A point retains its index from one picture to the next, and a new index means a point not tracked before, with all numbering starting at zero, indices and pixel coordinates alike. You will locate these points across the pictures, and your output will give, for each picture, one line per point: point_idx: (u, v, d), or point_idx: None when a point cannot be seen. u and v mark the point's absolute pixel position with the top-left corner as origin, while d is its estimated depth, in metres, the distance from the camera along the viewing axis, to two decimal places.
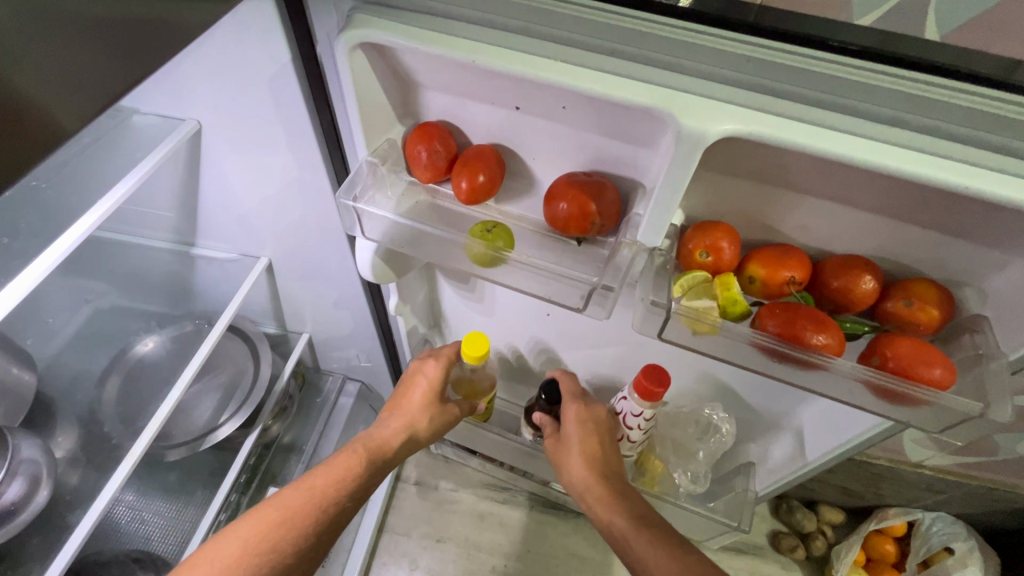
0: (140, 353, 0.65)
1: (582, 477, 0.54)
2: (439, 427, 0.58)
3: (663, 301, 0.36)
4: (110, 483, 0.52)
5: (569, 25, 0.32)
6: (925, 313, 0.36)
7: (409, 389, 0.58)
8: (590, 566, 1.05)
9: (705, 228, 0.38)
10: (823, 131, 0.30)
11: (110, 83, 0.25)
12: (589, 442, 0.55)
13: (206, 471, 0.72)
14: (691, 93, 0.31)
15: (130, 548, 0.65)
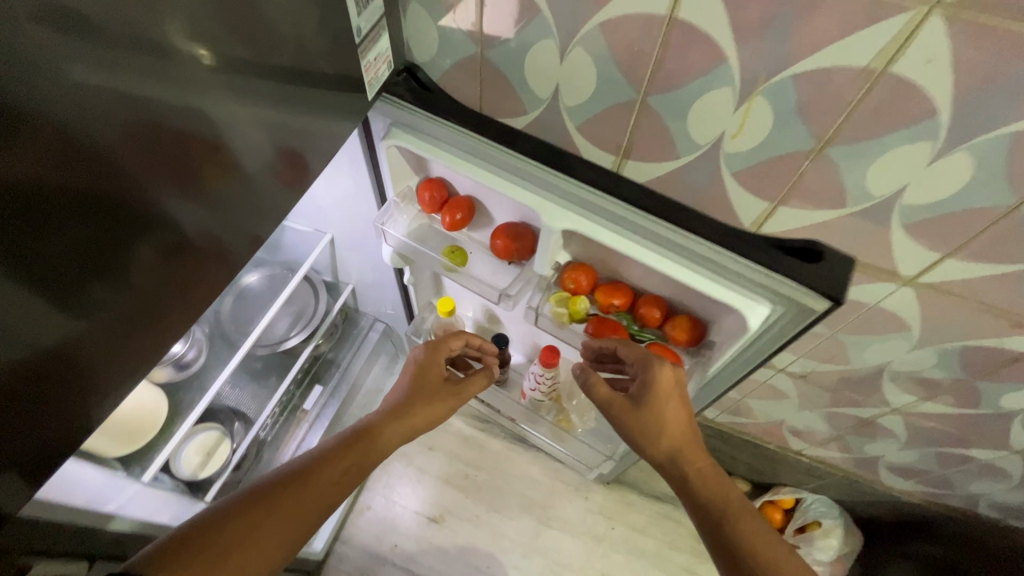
0: (246, 282, 0.98)
1: (675, 445, 0.62)
2: (441, 409, 0.78)
3: (537, 306, 0.69)
4: (232, 362, 0.87)
5: (496, 157, 0.63)
6: (679, 334, 0.64)
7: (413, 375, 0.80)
8: (539, 486, 1.39)
9: (575, 267, 0.67)
10: (612, 234, 0.59)
11: (259, 135, 0.53)
12: (670, 409, 0.63)
13: (278, 365, 1.06)
14: (552, 203, 0.61)
15: (229, 405, 1.00)
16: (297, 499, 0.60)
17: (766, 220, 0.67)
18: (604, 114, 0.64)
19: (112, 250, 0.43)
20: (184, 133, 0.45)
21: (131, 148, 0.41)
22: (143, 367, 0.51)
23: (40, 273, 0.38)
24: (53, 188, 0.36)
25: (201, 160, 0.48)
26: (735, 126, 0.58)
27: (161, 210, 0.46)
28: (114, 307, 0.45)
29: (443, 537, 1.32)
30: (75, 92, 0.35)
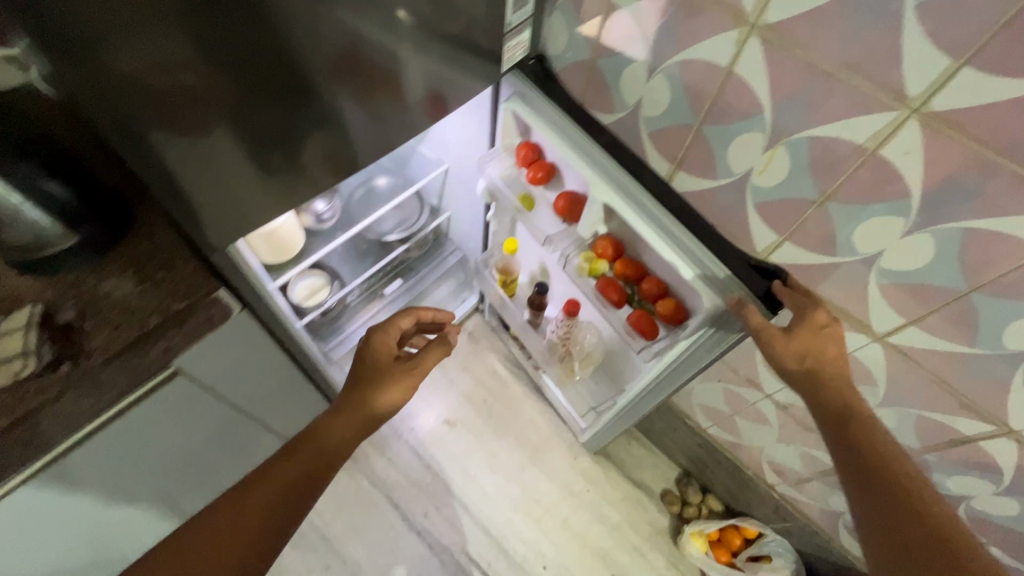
0: (377, 181, 1.26)
1: (819, 363, 0.72)
2: (397, 391, 0.84)
3: (567, 257, 0.96)
4: (348, 233, 1.16)
5: (576, 140, 0.86)
6: (662, 309, 0.89)
7: (362, 374, 0.86)
8: (539, 432, 1.61)
9: (607, 239, 0.93)
10: (636, 219, 0.81)
11: (427, 71, 0.78)
12: (819, 345, 0.72)
13: (376, 252, 1.35)
14: (602, 184, 0.84)
15: (333, 267, 1.31)
16: (247, 507, 0.71)
17: (774, 249, 0.82)
18: (669, 129, 0.82)
19: (269, 95, 0.61)
20: (337, 29, 0.62)
21: (342, 63, 0.65)
22: (268, 188, 0.71)
23: (267, 125, 0.64)
24: (244, 35, 0.53)
25: (380, 79, 0.72)
26: (761, 164, 0.74)
27: (342, 106, 0.70)
28: (295, 160, 0.71)
29: (450, 437, 1.59)
30: (326, 23, 0.60)
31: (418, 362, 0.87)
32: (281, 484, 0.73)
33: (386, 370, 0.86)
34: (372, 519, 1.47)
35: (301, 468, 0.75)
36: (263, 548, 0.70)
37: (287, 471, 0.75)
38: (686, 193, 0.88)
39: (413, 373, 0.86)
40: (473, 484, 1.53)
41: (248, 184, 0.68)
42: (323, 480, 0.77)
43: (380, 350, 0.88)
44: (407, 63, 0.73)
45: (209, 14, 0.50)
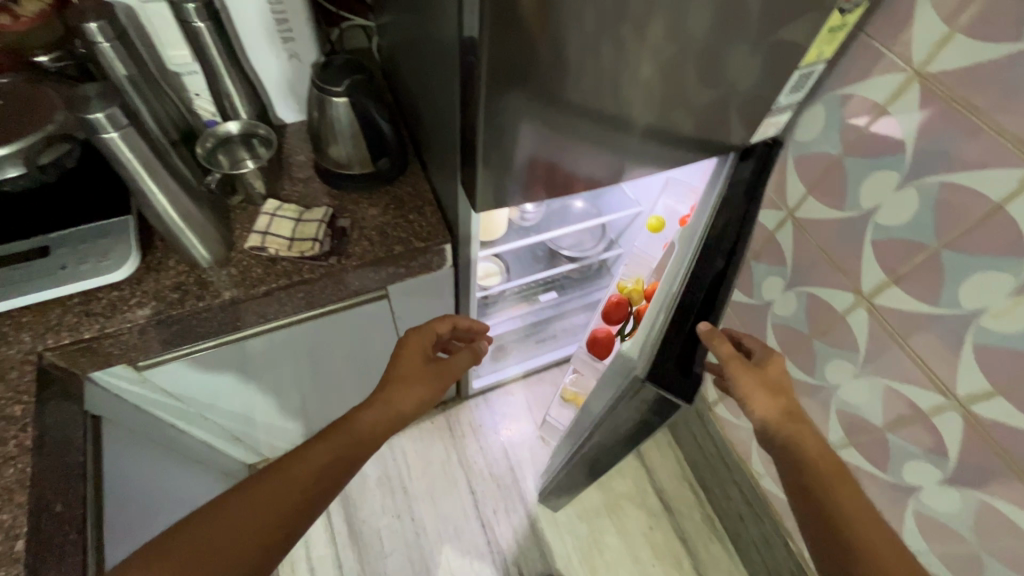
0: (573, 202, 1.38)
1: (775, 406, 0.70)
2: (425, 389, 0.78)
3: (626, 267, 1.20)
4: (539, 236, 1.28)
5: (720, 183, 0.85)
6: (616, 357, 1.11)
7: (398, 361, 0.80)
8: (626, 484, 1.59)
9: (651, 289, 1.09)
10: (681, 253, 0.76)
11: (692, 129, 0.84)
12: (772, 386, 0.72)
13: (547, 262, 1.47)
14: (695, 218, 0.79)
15: (507, 261, 1.45)
16: (263, 497, 0.62)
17: (978, 397, 0.79)
18: (903, 243, 0.81)
19: (534, 87, 0.64)
20: (614, 63, 0.66)
21: (607, 95, 0.70)
22: (494, 181, 0.77)
23: (523, 130, 0.70)
24: (531, 33, 0.58)
25: (638, 123, 0.77)
26: (1000, 309, 0.72)
27: (589, 135, 0.76)
28: (529, 169, 0.77)
29: (541, 452, 1.62)
30: (609, 58, 0.65)
31: (451, 365, 0.82)
32: (305, 473, 0.65)
33: (424, 361, 0.80)
34: (449, 492, 1.55)
35: (323, 459, 0.66)
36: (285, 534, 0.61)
37: (308, 461, 0.66)
38: (892, 309, 0.86)
39: (443, 374, 0.81)
40: (547, 504, 1.55)
41: (483, 177, 0.75)
42: (349, 471, 0.68)
43: (415, 344, 0.82)
44: (667, 115, 0.78)
45: (516, 22, 0.57)
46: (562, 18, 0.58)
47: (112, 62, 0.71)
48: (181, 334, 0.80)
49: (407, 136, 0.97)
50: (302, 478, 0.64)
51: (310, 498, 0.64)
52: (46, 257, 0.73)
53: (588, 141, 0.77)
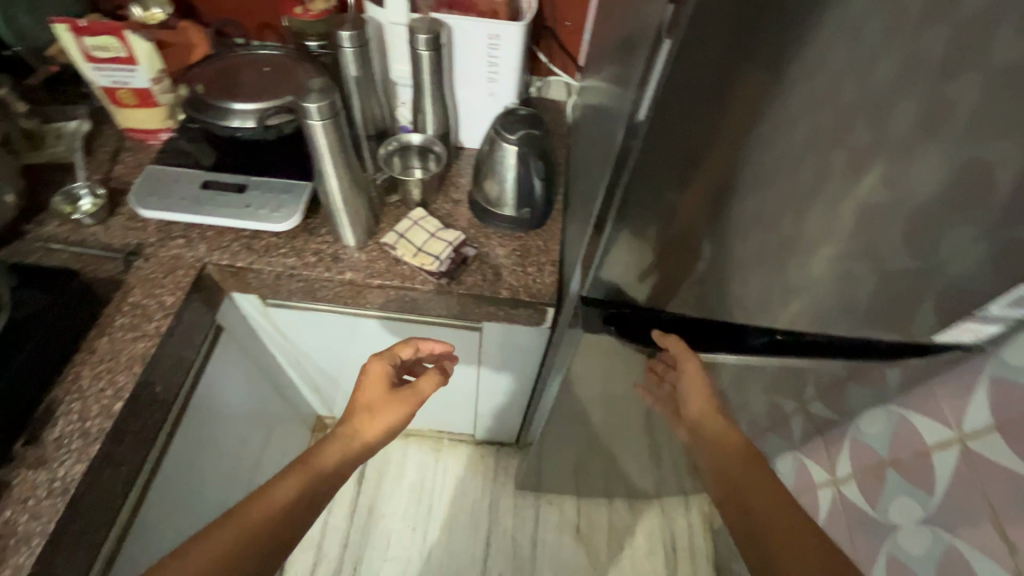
0: None
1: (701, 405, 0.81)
2: (388, 414, 0.81)
3: None
4: None
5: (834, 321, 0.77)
6: None
7: (363, 388, 0.83)
8: None
9: None
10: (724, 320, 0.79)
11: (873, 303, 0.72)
12: (697, 390, 0.81)
13: None
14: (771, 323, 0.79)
15: None
16: (231, 532, 0.63)
17: None
18: None
19: (680, 208, 0.61)
20: (795, 205, 0.59)
21: (775, 233, 0.63)
22: (622, 268, 0.74)
23: (668, 233, 0.66)
24: (705, 144, 0.54)
25: (807, 274, 0.68)
26: None
27: (744, 268, 0.68)
28: (661, 275, 0.72)
29: (571, 542, 1.50)
30: (788, 193, 0.58)
31: (410, 388, 0.84)
32: (277, 504, 0.66)
33: (390, 386, 0.84)
34: (470, 532, 1.51)
35: (296, 489, 0.69)
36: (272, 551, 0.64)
37: (276, 492, 0.68)
38: None
39: (407, 400, 0.83)
40: None
41: (612, 261, 0.73)
42: (322, 497, 0.71)
43: (381, 369, 0.85)
44: (845, 275, 0.68)
45: (691, 129, 0.53)
46: (733, 169, 0.56)
47: (349, 63, 0.86)
48: (304, 291, 0.91)
49: (562, 194, 1.00)
50: (272, 505, 0.66)
51: (293, 515, 0.67)
52: (241, 191, 0.90)
53: (741, 276, 0.69)
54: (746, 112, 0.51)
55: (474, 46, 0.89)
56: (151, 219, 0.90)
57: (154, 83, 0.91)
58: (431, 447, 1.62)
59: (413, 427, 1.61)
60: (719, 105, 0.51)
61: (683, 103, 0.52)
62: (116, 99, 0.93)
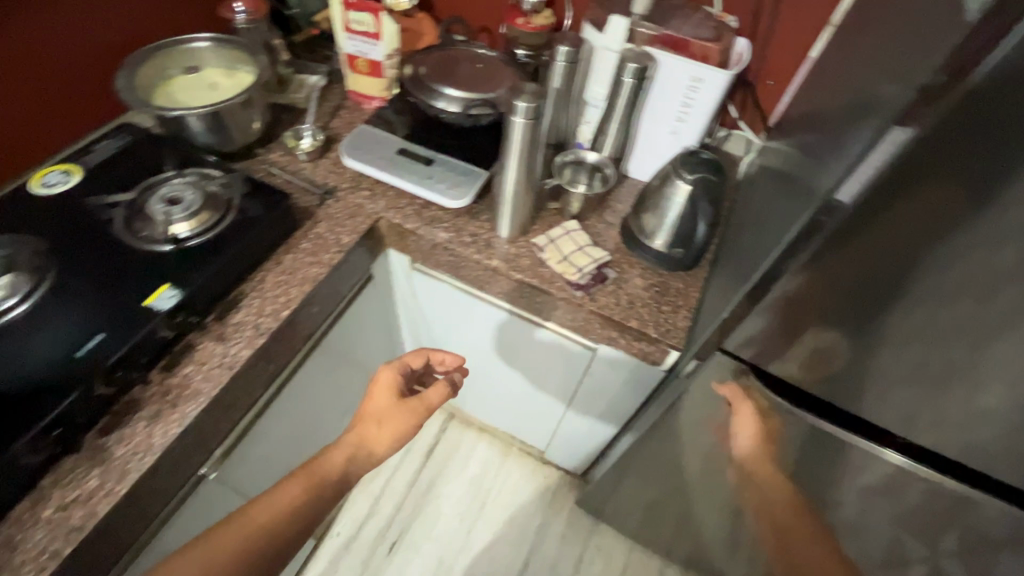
0: None
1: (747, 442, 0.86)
2: (396, 423, 0.86)
3: None
4: None
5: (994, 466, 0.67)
6: None
7: (372, 399, 0.88)
8: None
9: None
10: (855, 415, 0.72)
11: None
12: (746, 420, 0.83)
13: None
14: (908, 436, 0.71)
15: None
16: (240, 530, 0.70)
17: None
18: None
19: (843, 296, 0.58)
20: (985, 328, 0.53)
21: (944, 353, 0.58)
22: (758, 338, 0.70)
23: (817, 316, 0.62)
24: (891, 239, 0.51)
25: (972, 404, 0.61)
26: None
27: (895, 375, 0.63)
28: (800, 352, 0.68)
29: None
30: (972, 315, 0.53)
31: (417, 399, 0.88)
32: (282, 510, 0.74)
33: (399, 395, 0.88)
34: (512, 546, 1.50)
35: (302, 492, 0.76)
36: (285, 545, 0.72)
37: (281, 496, 0.75)
38: None
39: (412, 411, 0.87)
40: None
41: (748, 327, 0.70)
42: (330, 499, 0.78)
43: (390, 381, 0.89)
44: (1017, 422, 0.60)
45: (877, 223, 0.51)
46: (904, 289, 0.54)
47: (555, 75, 0.92)
48: (451, 267, 0.99)
49: (715, 245, 0.98)
50: (277, 508, 0.74)
51: (299, 520, 0.74)
52: (428, 164, 1.00)
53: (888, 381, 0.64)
54: (932, 237, 0.49)
55: (675, 84, 0.91)
56: (349, 169, 1.03)
57: (387, 58, 1.05)
58: (499, 449, 1.65)
59: (489, 424, 1.65)
60: (921, 205, 0.48)
61: (879, 195, 0.50)
62: (352, 64, 1.09)
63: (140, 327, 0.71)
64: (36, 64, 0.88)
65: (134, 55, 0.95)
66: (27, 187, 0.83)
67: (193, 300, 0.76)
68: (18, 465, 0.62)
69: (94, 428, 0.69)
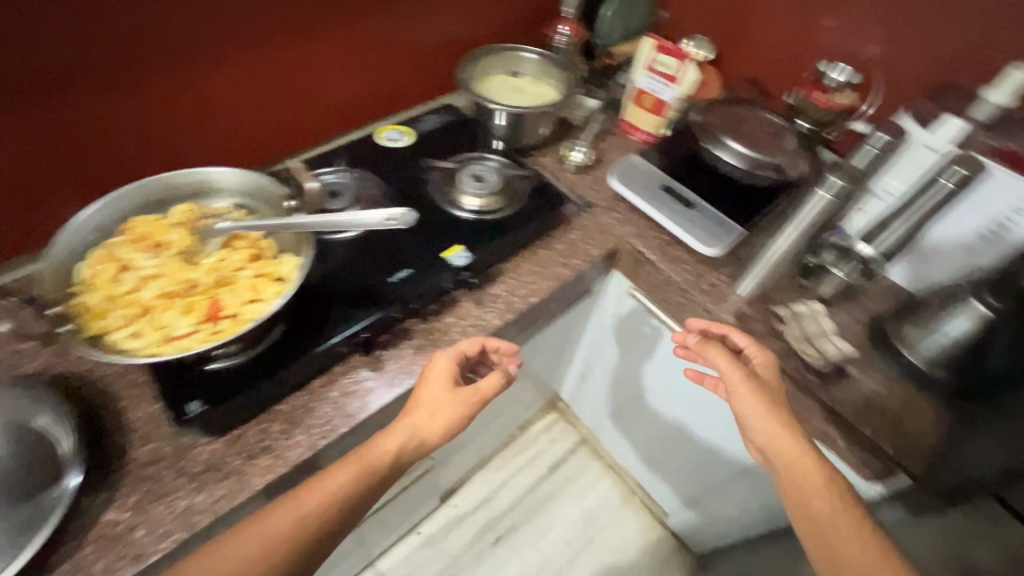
0: None
1: (763, 418, 0.73)
2: (451, 412, 0.72)
3: None
4: None
5: None
6: None
7: (422, 389, 0.74)
8: None
9: None
10: None
11: None
12: (748, 390, 0.75)
13: None
14: None
15: None
16: (288, 519, 0.61)
17: None
18: None
19: None
20: None
21: None
22: None
23: None
24: None
25: None
26: None
27: None
28: None
29: None
30: None
31: (472, 389, 0.74)
32: (318, 504, 0.62)
33: (455, 384, 0.74)
34: None
35: (349, 480, 0.65)
36: (325, 536, 0.62)
37: (328, 487, 0.64)
38: None
39: (467, 399, 0.73)
40: None
41: None
42: (375, 492, 0.66)
43: (448, 366, 0.75)
44: None
45: None
46: None
47: None
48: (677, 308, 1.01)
49: None
50: (326, 498, 0.63)
51: (345, 512, 0.64)
52: (690, 207, 1.03)
53: None
54: None
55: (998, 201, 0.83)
56: (608, 190, 1.11)
57: (676, 100, 1.12)
58: (621, 493, 1.63)
59: (620, 465, 1.63)
60: None
61: None
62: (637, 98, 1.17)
63: (438, 275, 0.85)
64: (415, 42, 1.07)
65: (476, 50, 1.12)
66: (375, 136, 1.02)
67: (478, 266, 0.88)
68: (336, 350, 0.77)
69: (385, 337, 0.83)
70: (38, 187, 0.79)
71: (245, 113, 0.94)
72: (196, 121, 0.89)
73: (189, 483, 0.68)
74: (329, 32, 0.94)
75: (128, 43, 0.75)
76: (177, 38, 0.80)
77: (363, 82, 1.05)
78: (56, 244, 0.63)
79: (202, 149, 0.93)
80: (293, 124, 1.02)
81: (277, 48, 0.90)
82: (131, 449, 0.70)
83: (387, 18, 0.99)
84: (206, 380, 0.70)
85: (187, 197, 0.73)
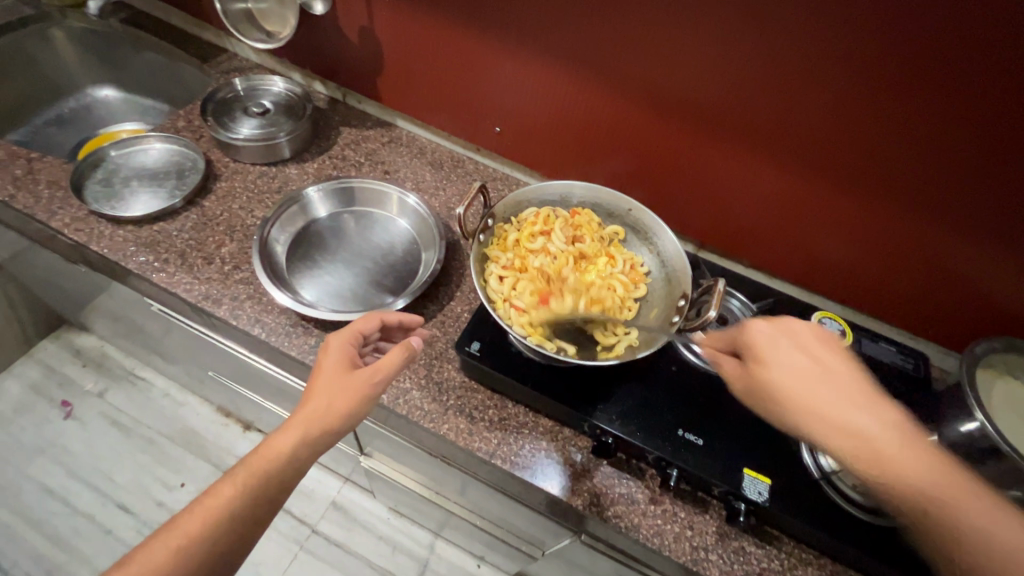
0: None
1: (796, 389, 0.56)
2: (346, 397, 0.64)
3: None
4: None
5: None
6: None
7: (315, 381, 0.66)
8: None
9: None
10: None
11: None
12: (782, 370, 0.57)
13: None
14: None
15: None
16: (168, 547, 0.57)
17: None
18: None
19: None
20: None
21: None
22: None
23: None
24: None
25: None
26: None
27: None
28: None
29: None
30: None
31: (368, 369, 0.65)
32: (239, 494, 0.60)
33: (351, 367, 0.67)
34: None
35: (238, 492, 0.60)
36: (255, 513, 0.60)
37: (232, 489, 0.60)
38: None
39: (365, 381, 0.65)
40: None
41: None
42: (295, 471, 0.63)
43: (343, 354, 0.68)
44: None
45: None
46: None
47: None
48: None
49: None
50: (223, 507, 0.59)
51: (245, 519, 0.60)
52: None
53: None
54: None
55: None
56: None
57: None
58: None
59: None
60: None
61: None
62: None
63: (714, 476, 0.69)
64: (952, 274, 0.82)
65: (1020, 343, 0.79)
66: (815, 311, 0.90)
67: (762, 513, 0.69)
68: (581, 422, 0.74)
69: (620, 457, 0.76)
70: (576, 146, 1.00)
71: (738, 207, 0.93)
72: (688, 177, 0.94)
73: (423, 377, 0.80)
74: (868, 202, 0.81)
75: (722, 108, 0.82)
76: (758, 126, 0.82)
77: (852, 260, 0.89)
78: (540, 188, 0.77)
79: (680, 201, 0.98)
80: (765, 246, 0.96)
81: (807, 179, 0.83)
82: (430, 322, 0.85)
83: (945, 233, 0.79)
84: (498, 340, 0.77)
85: (627, 226, 0.77)
